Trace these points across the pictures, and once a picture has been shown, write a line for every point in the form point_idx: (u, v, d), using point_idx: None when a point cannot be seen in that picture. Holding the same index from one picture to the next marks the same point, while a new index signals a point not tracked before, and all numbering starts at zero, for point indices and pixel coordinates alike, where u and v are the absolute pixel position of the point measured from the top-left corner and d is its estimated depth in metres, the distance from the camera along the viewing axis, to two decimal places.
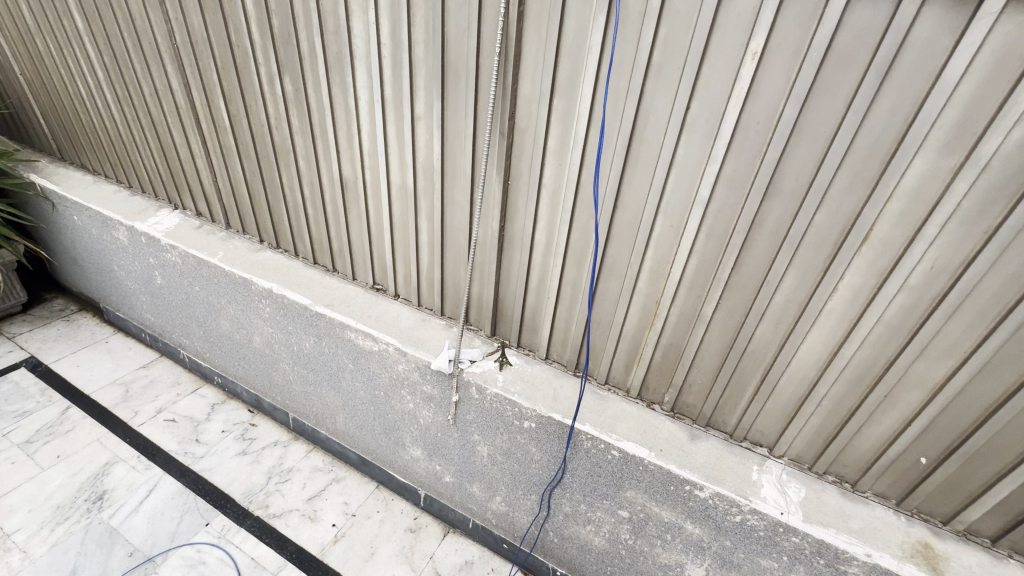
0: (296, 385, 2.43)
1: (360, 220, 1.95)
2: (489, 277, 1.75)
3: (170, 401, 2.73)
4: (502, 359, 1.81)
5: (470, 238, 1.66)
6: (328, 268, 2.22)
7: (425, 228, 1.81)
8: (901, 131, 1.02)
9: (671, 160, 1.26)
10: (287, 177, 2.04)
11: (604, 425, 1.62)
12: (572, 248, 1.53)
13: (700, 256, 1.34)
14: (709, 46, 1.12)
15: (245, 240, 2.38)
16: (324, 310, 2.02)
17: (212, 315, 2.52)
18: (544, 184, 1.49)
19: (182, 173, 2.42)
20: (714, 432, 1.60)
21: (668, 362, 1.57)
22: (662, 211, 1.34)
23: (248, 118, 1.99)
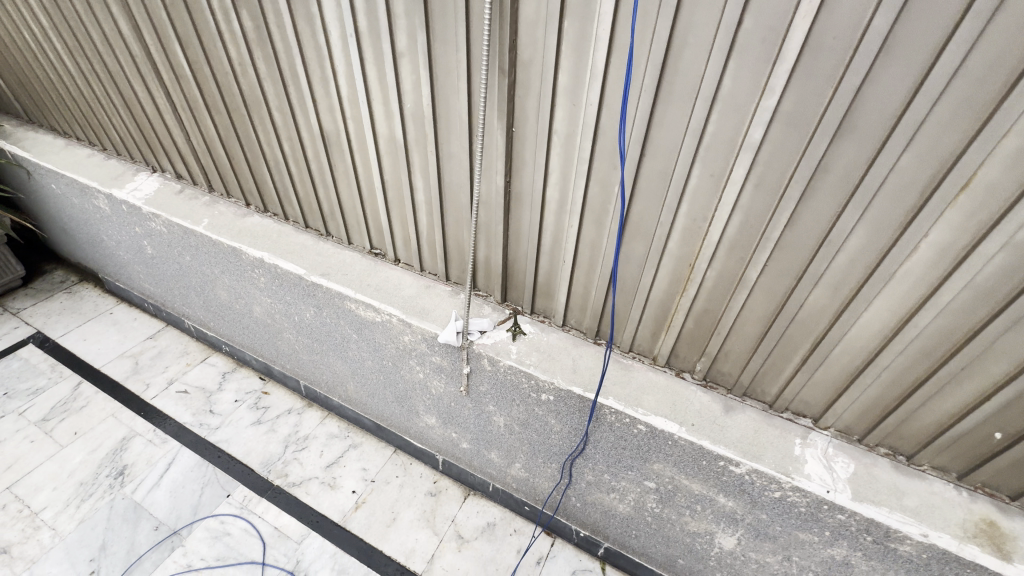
0: (302, 353, 2.33)
1: (349, 179, 1.74)
2: (495, 239, 1.55)
3: (181, 372, 2.69)
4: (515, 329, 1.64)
5: (472, 196, 1.44)
6: (321, 232, 2.03)
7: (421, 187, 1.59)
8: None
9: (716, 94, 1.01)
10: (264, 132, 1.81)
11: (629, 398, 1.48)
12: (590, 204, 1.31)
13: (746, 211, 1.12)
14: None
15: (230, 204, 2.19)
16: (320, 279, 1.86)
17: (209, 286, 2.39)
18: (555, 130, 1.24)
19: (153, 132, 2.19)
20: (751, 402, 1.46)
21: (700, 329, 1.40)
22: (701, 158, 1.10)
23: (211, 65, 1.73)
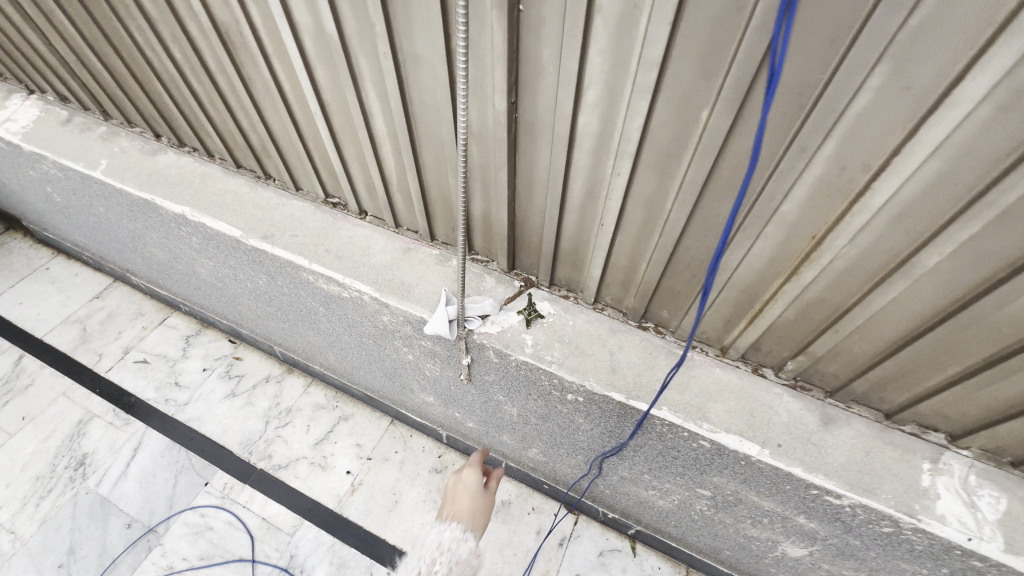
0: (268, 320, 1.93)
1: (274, 100, 1.18)
2: (496, 191, 1.04)
3: (137, 337, 2.32)
4: (530, 313, 1.18)
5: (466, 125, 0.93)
6: (259, 174, 1.50)
7: (378, 112, 1.04)
8: None
9: None
10: (141, 29, 1.21)
11: (691, 408, 1.08)
12: (652, 142, 0.79)
13: (953, 159, 0.62)
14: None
15: (135, 138, 1.62)
16: (260, 244, 1.37)
17: (139, 242, 1.91)
18: (597, 10, 0.69)
19: (7, 36, 1.56)
20: (858, 410, 1.06)
21: (805, 323, 0.95)
22: (895, 55, 0.57)
23: None
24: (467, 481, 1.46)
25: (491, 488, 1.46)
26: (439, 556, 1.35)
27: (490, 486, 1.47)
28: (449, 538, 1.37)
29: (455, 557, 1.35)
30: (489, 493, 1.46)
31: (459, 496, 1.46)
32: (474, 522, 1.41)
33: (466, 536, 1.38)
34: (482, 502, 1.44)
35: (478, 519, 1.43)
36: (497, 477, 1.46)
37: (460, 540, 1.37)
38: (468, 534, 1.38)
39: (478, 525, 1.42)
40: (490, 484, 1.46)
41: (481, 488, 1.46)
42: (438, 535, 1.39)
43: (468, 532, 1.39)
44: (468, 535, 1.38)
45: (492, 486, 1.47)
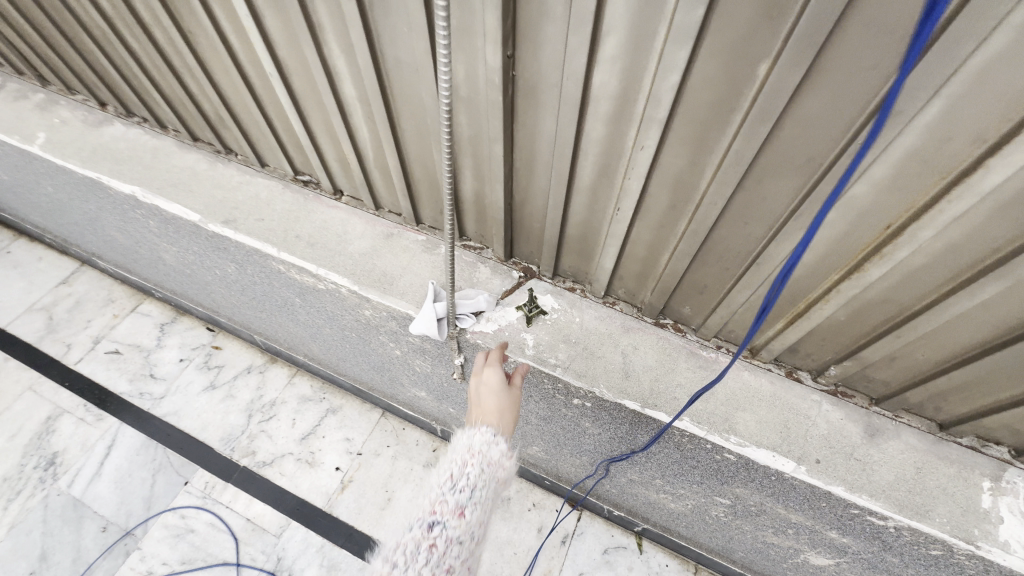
0: (244, 309, 1.77)
1: (223, 59, 0.99)
2: (490, 169, 0.87)
3: (108, 326, 2.16)
4: (531, 309, 1.02)
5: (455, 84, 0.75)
6: (220, 149, 1.32)
7: (345, 73, 0.86)
8: None
9: None
10: None
11: (717, 419, 0.94)
12: (688, 108, 0.62)
13: None
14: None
15: (78, 107, 1.43)
16: (221, 229, 1.19)
17: (96, 225, 1.73)
18: None
19: None
20: (908, 420, 0.93)
21: (857, 325, 0.80)
22: None
23: None
24: (482, 375, 0.93)
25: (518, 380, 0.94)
26: (463, 471, 0.83)
27: (517, 379, 0.95)
28: (476, 449, 0.84)
29: (488, 463, 0.84)
30: (515, 386, 0.93)
31: (476, 397, 0.91)
32: (502, 424, 0.87)
33: (495, 441, 0.85)
34: (510, 397, 0.91)
35: (509, 423, 0.89)
36: (526, 365, 0.95)
37: (488, 449, 0.84)
38: (499, 437, 0.85)
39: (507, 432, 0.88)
40: (515, 377, 0.94)
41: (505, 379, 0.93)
42: (463, 444, 0.86)
43: (497, 434, 0.86)
44: (499, 440, 0.85)
45: (519, 376, 0.95)
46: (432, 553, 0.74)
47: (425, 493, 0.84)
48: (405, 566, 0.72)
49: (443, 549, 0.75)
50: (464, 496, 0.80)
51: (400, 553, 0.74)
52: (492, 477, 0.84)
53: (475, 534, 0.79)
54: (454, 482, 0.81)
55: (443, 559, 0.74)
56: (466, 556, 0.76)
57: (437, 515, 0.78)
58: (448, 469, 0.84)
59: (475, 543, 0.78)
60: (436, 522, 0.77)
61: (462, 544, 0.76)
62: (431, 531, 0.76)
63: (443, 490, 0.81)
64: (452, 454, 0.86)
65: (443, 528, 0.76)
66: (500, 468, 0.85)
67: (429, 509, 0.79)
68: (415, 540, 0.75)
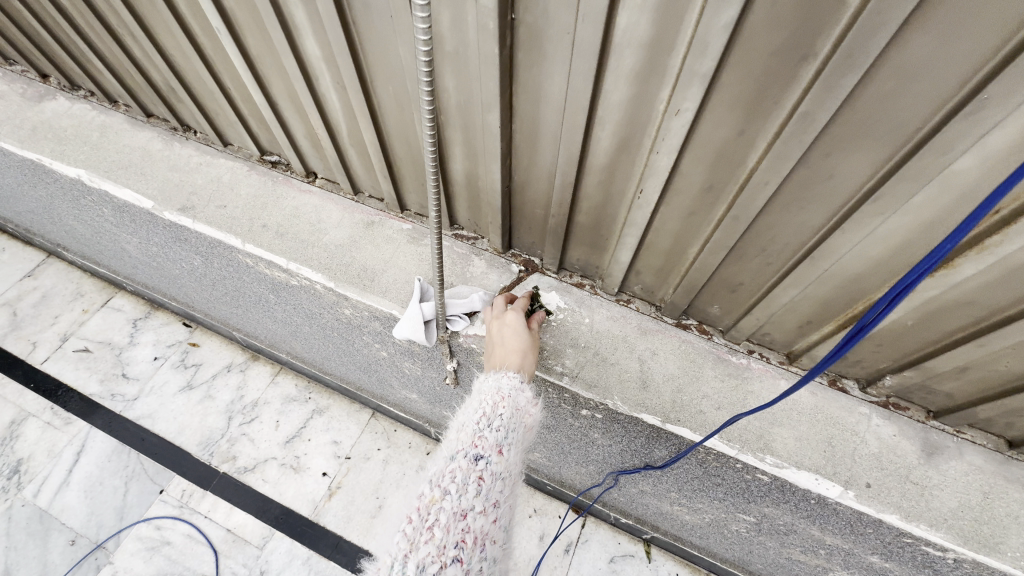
0: (218, 304, 1.62)
1: (164, 15, 0.83)
2: (483, 144, 0.72)
3: (76, 322, 2.01)
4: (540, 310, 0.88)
5: (442, 36, 0.60)
6: (177, 126, 1.16)
7: (306, 26, 0.70)
8: None
9: None
10: None
11: (751, 436, 0.81)
12: (742, 56, 0.48)
13: None
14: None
15: (16, 80, 1.26)
16: (178, 218, 1.04)
17: (52, 213, 1.57)
18: None
19: None
20: (971, 436, 0.80)
21: (928, 331, 0.67)
22: None
23: None
24: (499, 319, 0.82)
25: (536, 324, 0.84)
26: (496, 410, 0.67)
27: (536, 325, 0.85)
28: (506, 392, 0.69)
29: (519, 407, 0.69)
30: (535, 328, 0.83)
31: (495, 342, 0.79)
32: (526, 363, 0.75)
33: (523, 387, 0.71)
34: (532, 339, 0.80)
35: (532, 367, 0.76)
36: (544, 312, 0.86)
37: (517, 394, 0.69)
38: (526, 383, 0.72)
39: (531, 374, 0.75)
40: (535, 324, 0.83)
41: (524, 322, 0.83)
42: (491, 387, 0.70)
43: (524, 379, 0.72)
44: (525, 386, 0.71)
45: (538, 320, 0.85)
46: (481, 486, 0.58)
47: (450, 429, 0.66)
48: (455, 495, 0.56)
49: (490, 484, 0.59)
50: (504, 432, 0.64)
51: (446, 482, 0.57)
52: (525, 421, 0.69)
53: (514, 477, 0.64)
54: (490, 417, 0.65)
55: (492, 494, 0.58)
56: (510, 496, 0.62)
57: (479, 448, 0.61)
58: (477, 406, 0.67)
59: (514, 486, 0.64)
60: (479, 455, 0.60)
61: (505, 482, 0.61)
62: (476, 463, 0.59)
63: (478, 423, 0.64)
64: (475, 396, 0.70)
65: (489, 462, 0.60)
66: (532, 414, 0.70)
67: (466, 441, 0.62)
68: (460, 470, 0.58)
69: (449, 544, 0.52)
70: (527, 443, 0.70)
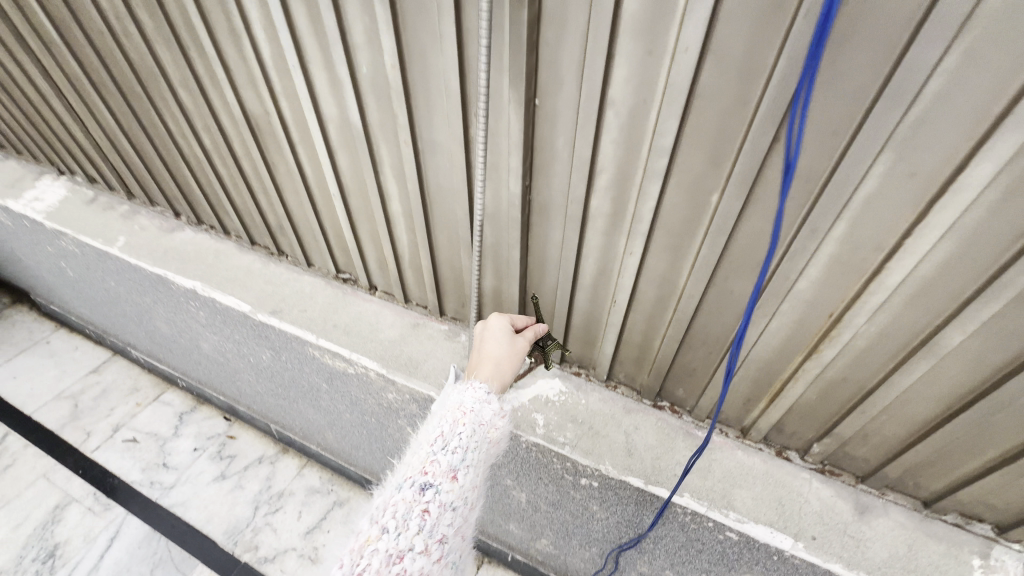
0: (267, 397, 1.87)
1: (295, 183, 1.22)
2: (509, 268, 1.06)
3: (129, 414, 2.24)
4: (552, 345, 1.02)
5: (479, 208, 0.96)
6: (273, 251, 1.53)
7: (395, 194, 1.08)
8: None
9: (963, 19, 0.49)
10: (175, 121, 1.29)
11: (715, 495, 1.01)
12: (665, 223, 0.82)
13: (970, 239, 0.62)
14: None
15: (156, 216, 1.68)
16: (268, 318, 1.36)
17: (146, 316, 1.91)
18: (611, 104, 0.73)
19: (47, 125, 1.66)
20: (893, 498, 1.00)
21: (829, 403, 0.92)
22: (896, 148, 0.59)
23: (82, 25, 1.18)
24: (488, 327, 0.95)
25: (526, 336, 0.97)
26: (453, 433, 0.82)
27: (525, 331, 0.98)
28: (465, 413, 0.84)
29: (476, 426, 0.83)
30: (522, 341, 0.95)
31: (479, 348, 0.94)
32: (495, 376, 0.89)
33: (484, 404, 0.86)
34: (511, 350, 0.93)
35: (503, 375, 0.90)
36: (533, 322, 0.99)
37: (475, 414, 0.84)
38: (490, 398, 0.87)
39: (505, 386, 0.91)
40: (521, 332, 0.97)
41: (512, 333, 0.96)
42: (454, 406, 0.85)
43: (486, 396, 0.87)
44: (487, 402, 0.86)
45: (530, 333, 0.97)
46: (424, 517, 0.73)
47: (412, 453, 0.83)
48: (395, 533, 0.71)
49: (435, 512, 0.75)
50: (456, 456, 0.79)
51: (390, 519, 0.73)
52: (482, 438, 0.84)
53: (466, 498, 0.80)
54: (446, 441, 0.80)
55: (434, 522, 0.74)
56: (456, 517, 0.77)
57: (429, 477, 0.77)
58: (438, 429, 0.83)
59: (466, 506, 0.80)
60: (428, 485, 0.76)
61: (452, 504, 0.77)
62: (423, 494, 0.75)
63: (434, 449, 0.80)
64: (440, 416, 0.85)
65: (436, 490, 0.76)
66: (489, 429, 0.85)
67: (420, 471, 0.78)
68: (406, 503, 0.74)
69: None
70: (486, 455, 0.86)
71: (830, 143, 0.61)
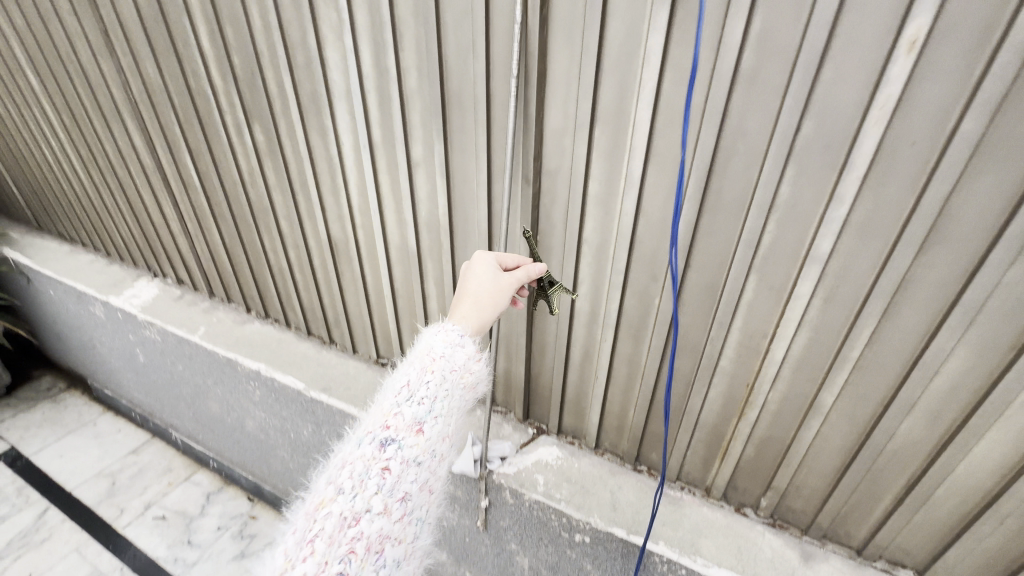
0: (297, 473, 2.08)
1: (357, 287, 1.61)
2: (517, 352, 1.40)
3: (161, 493, 2.41)
4: (553, 286, 1.05)
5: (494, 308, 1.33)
6: (325, 340, 1.89)
7: (434, 295, 1.46)
8: None
9: (771, 204, 0.89)
10: (270, 240, 1.72)
11: (685, 543, 1.22)
12: (627, 317, 1.17)
13: (815, 327, 0.96)
14: (840, 15, 0.72)
15: (230, 311, 2.07)
16: (319, 394, 1.67)
17: (201, 397, 2.20)
18: (585, 240, 1.13)
19: (158, 239, 2.12)
20: (832, 547, 1.20)
21: (764, 459, 1.18)
22: (756, 270, 0.96)
23: (219, 175, 1.67)
24: (474, 264, 0.98)
25: (515, 273, 0.98)
26: (420, 384, 0.83)
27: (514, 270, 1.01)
28: (434, 360, 0.86)
29: (444, 375, 0.85)
30: (509, 278, 0.97)
31: (463, 285, 0.96)
32: (473, 321, 0.92)
33: (456, 350, 0.88)
34: (494, 291, 0.95)
35: (480, 320, 0.93)
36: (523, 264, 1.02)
37: (444, 362, 0.86)
38: (464, 343, 0.89)
39: (492, 320, 0.95)
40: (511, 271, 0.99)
41: (499, 270, 0.99)
42: (424, 354, 0.87)
43: (459, 340, 0.89)
44: (459, 348, 0.88)
45: (520, 270, 0.99)
46: (383, 476, 0.74)
47: (377, 405, 0.84)
48: (352, 494, 0.72)
49: (396, 469, 0.76)
50: (421, 409, 0.81)
51: (348, 479, 0.74)
52: (450, 385, 0.85)
53: (432, 450, 0.81)
54: (411, 392, 0.82)
55: (394, 481, 0.75)
56: (421, 472, 0.78)
57: (391, 432, 0.78)
58: (406, 379, 0.84)
59: (431, 459, 0.81)
60: (390, 440, 0.77)
61: (417, 456, 0.78)
62: (384, 450, 0.76)
63: (399, 402, 0.81)
64: (409, 364, 0.87)
65: (398, 447, 0.77)
66: (459, 375, 0.87)
67: (383, 426, 0.79)
68: (365, 461, 0.75)
69: (340, 547, 0.69)
70: (458, 401, 0.87)
71: (718, 267, 1.00)
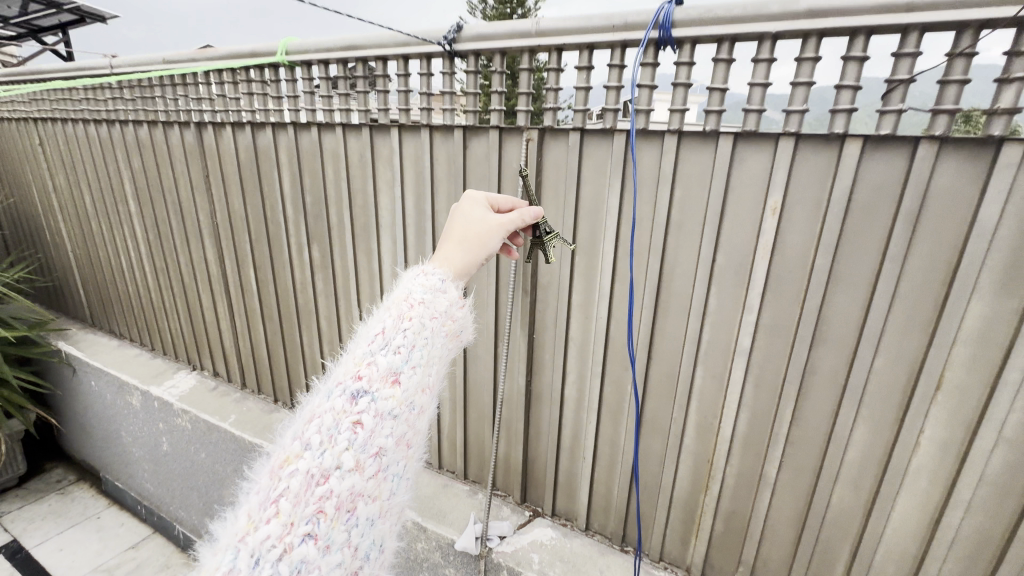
0: None
1: None
2: (517, 435, 1.63)
3: None
4: (549, 234, 1.06)
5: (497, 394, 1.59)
6: None
7: (447, 385, 1.73)
8: (943, 286, 0.95)
9: (704, 311, 1.21)
10: (308, 337, 2.03)
11: None
12: (607, 401, 1.43)
13: (752, 408, 1.22)
14: (728, 191, 1.11)
15: (259, 401, 2.31)
16: None
17: (215, 484, 2.32)
18: (571, 337, 1.44)
19: (206, 336, 2.44)
20: None
21: (732, 532, 1.34)
22: (701, 361, 1.25)
23: (275, 282, 2.03)
24: (464, 204, 0.88)
25: (509, 215, 0.90)
26: (399, 326, 0.68)
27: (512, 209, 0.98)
28: (415, 300, 0.71)
29: (427, 317, 0.70)
30: (500, 222, 0.87)
31: (449, 230, 0.85)
32: (456, 267, 0.79)
33: (440, 291, 0.73)
34: (482, 240, 0.84)
35: (462, 267, 0.80)
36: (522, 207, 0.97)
37: (427, 303, 0.71)
38: (449, 286, 0.75)
39: (479, 265, 0.82)
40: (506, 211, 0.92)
41: (489, 209, 0.90)
42: (402, 293, 0.72)
43: (445, 281, 0.75)
44: (444, 289, 0.74)
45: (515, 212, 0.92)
46: (355, 433, 0.60)
47: (349, 353, 0.69)
48: (317, 452, 0.58)
49: (370, 423, 0.61)
50: (400, 356, 0.66)
51: (312, 435, 0.60)
52: (433, 328, 0.70)
53: (413, 405, 0.66)
54: (387, 339, 0.66)
55: (368, 438, 0.61)
56: (401, 428, 0.64)
57: (363, 383, 0.63)
58: (383, 320, 0.69)
59: (412, 414, 0.66)
60: (362, 391, 0.62)
61: (395, 409, 0.64)
62: (356, 403, 0.61)
63: (373, 349, 0.66)
64: (385, 305, 0.71)
65: (372, 399, 0.62)
66: (444, 319, 0.72)
67: (353, 376, 0.64)
68: (334, 416, 0.61)
69: (305, 512, 0.56)
70: (444, 349, 0.73)
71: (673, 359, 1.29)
